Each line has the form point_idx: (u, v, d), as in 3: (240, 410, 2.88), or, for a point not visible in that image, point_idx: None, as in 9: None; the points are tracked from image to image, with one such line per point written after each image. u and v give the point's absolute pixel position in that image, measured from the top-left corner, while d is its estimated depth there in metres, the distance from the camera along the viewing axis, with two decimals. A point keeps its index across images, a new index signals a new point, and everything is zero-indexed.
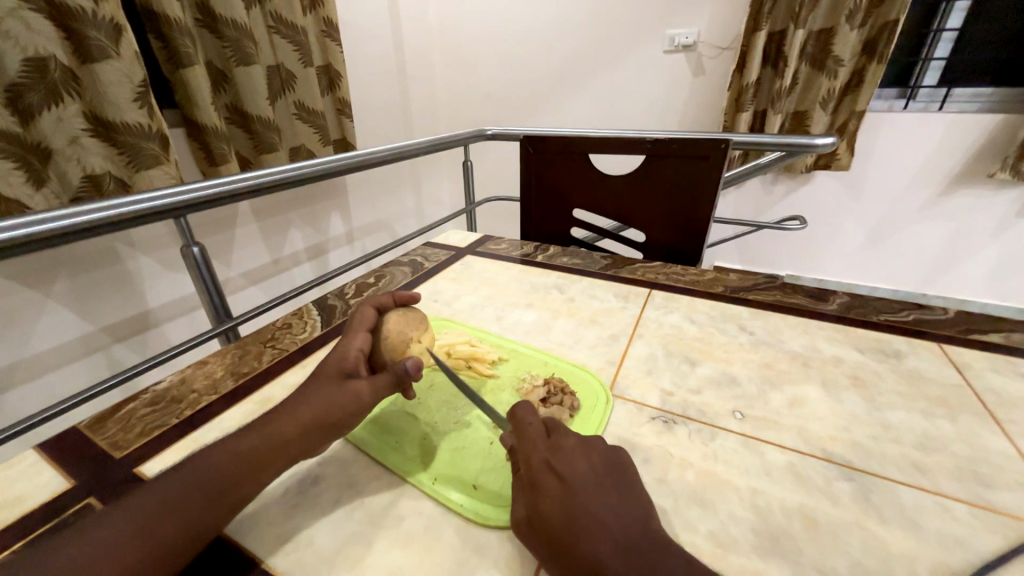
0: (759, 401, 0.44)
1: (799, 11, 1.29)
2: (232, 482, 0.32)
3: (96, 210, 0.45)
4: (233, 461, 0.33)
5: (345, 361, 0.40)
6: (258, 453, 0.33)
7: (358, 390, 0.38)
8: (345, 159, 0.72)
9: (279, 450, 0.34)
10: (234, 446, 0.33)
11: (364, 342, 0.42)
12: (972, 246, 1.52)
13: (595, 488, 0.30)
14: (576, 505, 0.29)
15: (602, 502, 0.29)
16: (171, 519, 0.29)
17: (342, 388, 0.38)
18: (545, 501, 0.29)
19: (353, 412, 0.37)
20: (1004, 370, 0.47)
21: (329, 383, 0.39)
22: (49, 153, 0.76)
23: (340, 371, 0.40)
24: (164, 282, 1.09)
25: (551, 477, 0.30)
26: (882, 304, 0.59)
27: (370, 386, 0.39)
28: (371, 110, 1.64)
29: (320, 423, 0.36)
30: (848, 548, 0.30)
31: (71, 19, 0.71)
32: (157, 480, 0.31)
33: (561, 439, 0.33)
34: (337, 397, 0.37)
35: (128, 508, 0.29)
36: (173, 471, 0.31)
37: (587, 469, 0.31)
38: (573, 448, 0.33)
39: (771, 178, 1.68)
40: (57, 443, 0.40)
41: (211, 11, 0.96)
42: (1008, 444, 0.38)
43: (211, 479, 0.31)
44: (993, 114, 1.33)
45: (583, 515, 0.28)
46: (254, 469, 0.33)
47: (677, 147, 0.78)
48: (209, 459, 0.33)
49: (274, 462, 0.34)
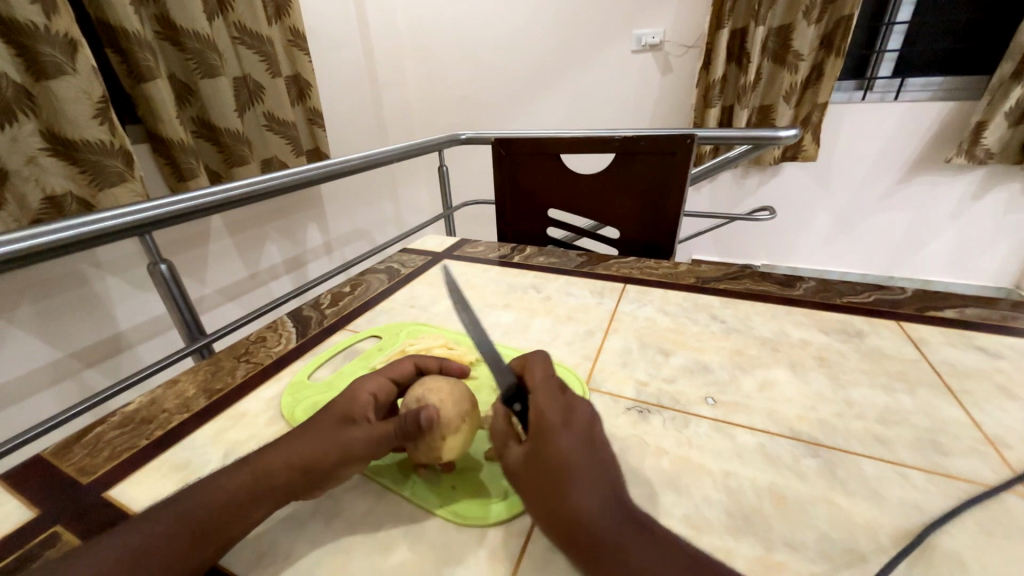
0: (730, 386, 0.45)
1: (758, 9, 1.34)
2: (225, 518, 0.31)
3: (55, 231, 0.44)
4: (217, 496, 0.31)
5: (355, 404, 0.36)
6: (250, 493, 0.32)
7: (354, 440, 0.34)
8: (319, 168, 0.71)
9: (273, 489, 0.32)
10: (222, 481, 0.32)
11: (383, 387, 0.38)
12: (932, 229, 1.59)
13: (597, 450, 0.30)
14: (575, 455, 0.29)
15: (602, 463, 0.30)
16: (151, 554, 0.28)
17: (337, 435, 0.34)
18: (546, 443, 0.30)
19: (339, 463, 0.33)
20: (957, 343, 0.49)
21: (329, 425, 0.35)
22: (5, 175, 0.73)
23: (344, 412, 0.35)
24: (133, 302, 1.06)
25: (560, 426, 0.31)
26: (846, 287, 0.62)
27: (372, 432, 0.34)
28: (343, 117, 1.62)
29: (308, 466, 0.33)
30: (815, 522, 0.31)
31: (23, 36, 0.69)
32: (140, 516, 0.30)
33: (574, 401, 0.33)
34: (327, 443, 0.34)
35: (108, 546, 0.28)
36: (163, 506, 0.31)
37: (593, 431, 0.31)
38: (574, 409, 0.32)
39: (742, 172, 1.72)
40: (20, 473, 0.39)
41: (172, 24, 0.94)
42: (962, 412, 0.40)
43: (196, 515, 0.30)
44: (944, 102, 1.40)
45: (578, 469, 0.29)
46: (241, 505, 0.31)
47: (645, 144, 0.79)
48: (194, 489, 0.32)
49: (260, 498, 0.32)
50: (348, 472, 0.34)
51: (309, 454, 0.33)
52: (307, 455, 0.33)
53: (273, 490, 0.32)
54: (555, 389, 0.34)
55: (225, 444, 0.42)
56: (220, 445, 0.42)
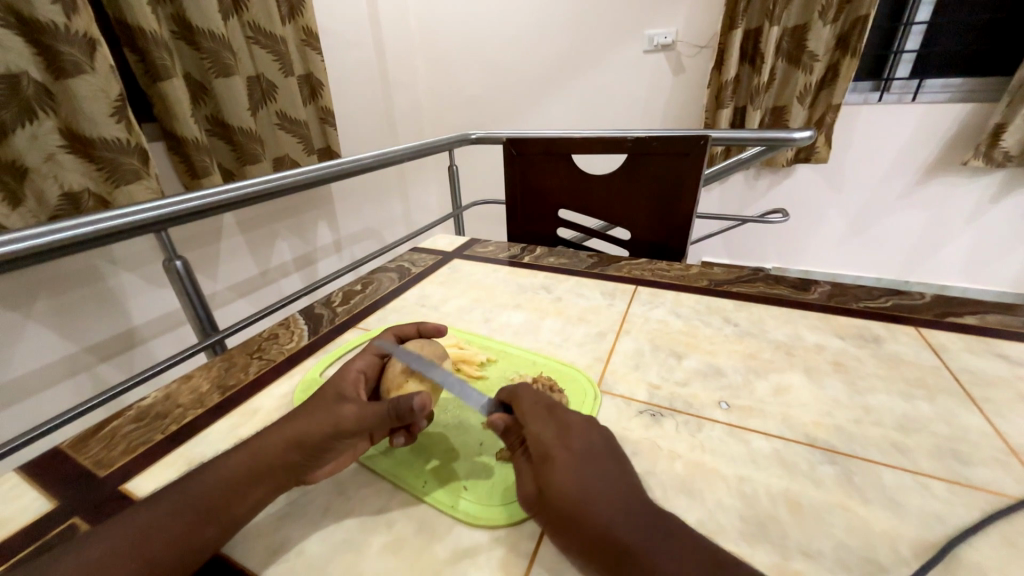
0: (745, 390, 0.44)
1: (773, 9, 1.32)
2: (226, 498, 0.31)
3: (73, 227, 0.44)
4: (223, 479, 0.32)
5: (344, 383, 0.37)
6: (247, 471, 0.32)
7: (345, 413, 0.34)
8: (331, 166, 0.72)
9: (269, 467, 0.33)
10: (227, 464, 0.33)
11: (367, 364, 0.40)
12: (949, 233, 1.56)
13: (603, 464, 0.30)
14: (581, 475, 0.29)
15: (612, 475, 0.30)
16: (160, 536, 0.29)
17: (330, 411, 0.35)
18: (549, 469, 0.30)
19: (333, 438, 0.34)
20: (978, 350, 0.48)
21: (322, 402, 0.36)
22: (25, 171, 0.75)
23: (336, 391, 0.37)
24: (147, 297, 1.07)
25: (560, 447, 0.31)
26: (862, 291, 0.61)
27: (362, 408, 0.34)
28: (355, 116, 1.63)
29: (300, 442, 0.33)
30: (832, 530, 0.31)
31: (45, 36, 0.71)
32: (150, 499, 0.31)
33: (567, 418, 0.33)
34: (321, 419, 0.34)
35: (118, 526, 0.29)
36: (170, 489, 0.31)
37: (595, 443, 0.32)
38: (570, 428, 0.32)
39: (753, 173, 1.70)
40: (39, 464, 0.40)
41: (189, 24, 0.95)
42: (984, 421, 0.39)
43: (203, 498, 0.31)
44: (964, 104, 1.37)
45: (591, 487, 0.28)
46: (246, 486, 0.32)
47: (657, 145, 0.79)
48: (201, 472, 0.32)
49: (263, 479, 0.33)
50: (340, 447, 0.35)
51: (300, 430, 0.34)
52: (302, 430, 0.34)
53: (275, 472, 0.33)
54: (543, 410, 0.34)
55: (239, 439, 0.42)
56: (233, 441, 0.42)
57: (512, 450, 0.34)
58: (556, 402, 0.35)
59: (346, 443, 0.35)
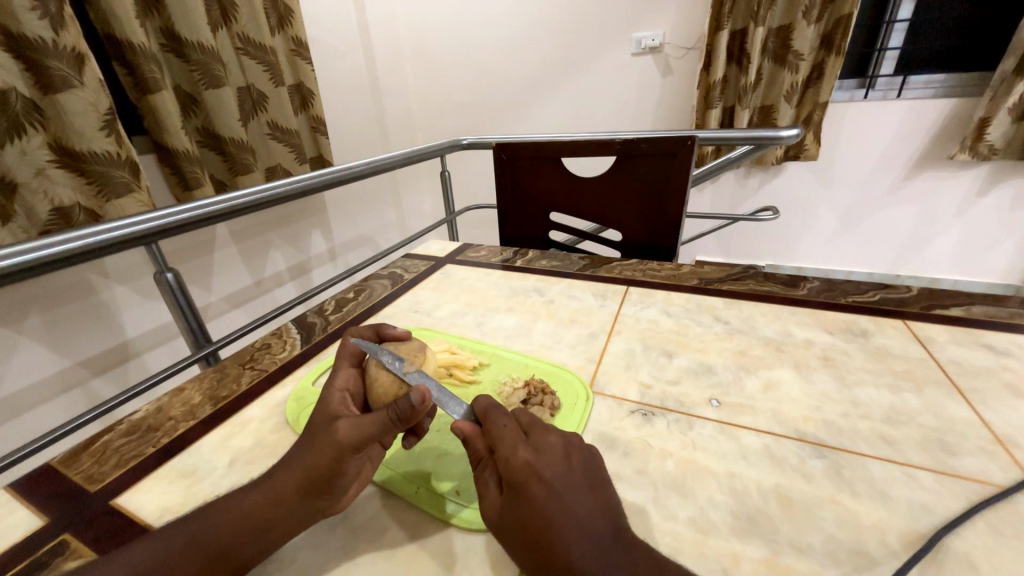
0: (735, 387, 0.45)
1: (758, 10, 1.34)
2: (240, 538, 0.30)
3: (60, 243, 0.44)
4: (237, 518, 0.31)
5: (332, 403, 0.36)
6: (260, 511, 0.31)
7: (340, 431, 0.33)
8: (322, 175, 0.71)
9: (281, 506, 0.32)
10: (241, 502, 0.32)
11: (347, 379, 0.38)
12: (937, 226, 1.57)
13: (578, 491, 0.29)
14: (554, 508, 0.28)
15: (590, 501, 0.29)
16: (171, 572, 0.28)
17: (326, 433, 0.33)
18: (523, 500, 0.28)
19: (337, 461, 0.32)
20: (964, 341, 0.49)
21: (319, 426, 0.34)
22: (15, 187, 0.75)
23: (327, 413, 0.35)
24: (140, 311, 1.07)
25: (536, 478, 0.29)
26: (851, 286, 0.61)
27: (353, 421, 0.33)
28: (346, 124, 1.64)
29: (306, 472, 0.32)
30: (822, 523, 0.31)
31: (32, 51, 0.71)
32: (161, 533, 0.30)
33: (545, 440, 0.31)
34: (320, 444, 0.33)
35: (127, 560, 0.28)
36: (182, 524, 0.31)
37: (571, 470, 0.30)
38: (547, 452, 0.30)
39: (744, 172, 1.71)
40: (30, 481, 0.39)
41: (177, 36, 0.95)
42: (970, 412, 0.40)
43: (215, 537, 0.30)
44: (948, 99, 1.39)
45: (562, 520, 0.27)
46: (257, 527, 0.31)
47: (645, 146, 0.80)
48: (216, 508, 0.32)
49: (277, 519, 0.31)
50: (352, 466, 0.33)
51: (308, 464, 0.32)
52: (308, 463, 0.33)
53: (288, 511, 0.32)
54: (518, 433, 0.32)
55: (231, 451, 0.42)
56: (225, 453, 0.42)
57: (476, 465, 0.32)
58: (535, 419, 0.34)
59: (357, 461, 0.34)
